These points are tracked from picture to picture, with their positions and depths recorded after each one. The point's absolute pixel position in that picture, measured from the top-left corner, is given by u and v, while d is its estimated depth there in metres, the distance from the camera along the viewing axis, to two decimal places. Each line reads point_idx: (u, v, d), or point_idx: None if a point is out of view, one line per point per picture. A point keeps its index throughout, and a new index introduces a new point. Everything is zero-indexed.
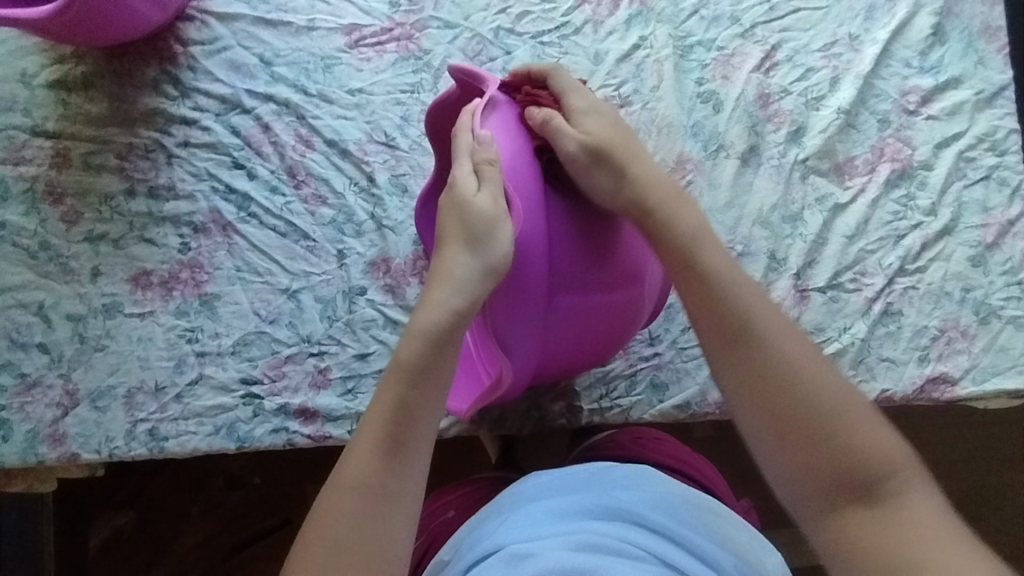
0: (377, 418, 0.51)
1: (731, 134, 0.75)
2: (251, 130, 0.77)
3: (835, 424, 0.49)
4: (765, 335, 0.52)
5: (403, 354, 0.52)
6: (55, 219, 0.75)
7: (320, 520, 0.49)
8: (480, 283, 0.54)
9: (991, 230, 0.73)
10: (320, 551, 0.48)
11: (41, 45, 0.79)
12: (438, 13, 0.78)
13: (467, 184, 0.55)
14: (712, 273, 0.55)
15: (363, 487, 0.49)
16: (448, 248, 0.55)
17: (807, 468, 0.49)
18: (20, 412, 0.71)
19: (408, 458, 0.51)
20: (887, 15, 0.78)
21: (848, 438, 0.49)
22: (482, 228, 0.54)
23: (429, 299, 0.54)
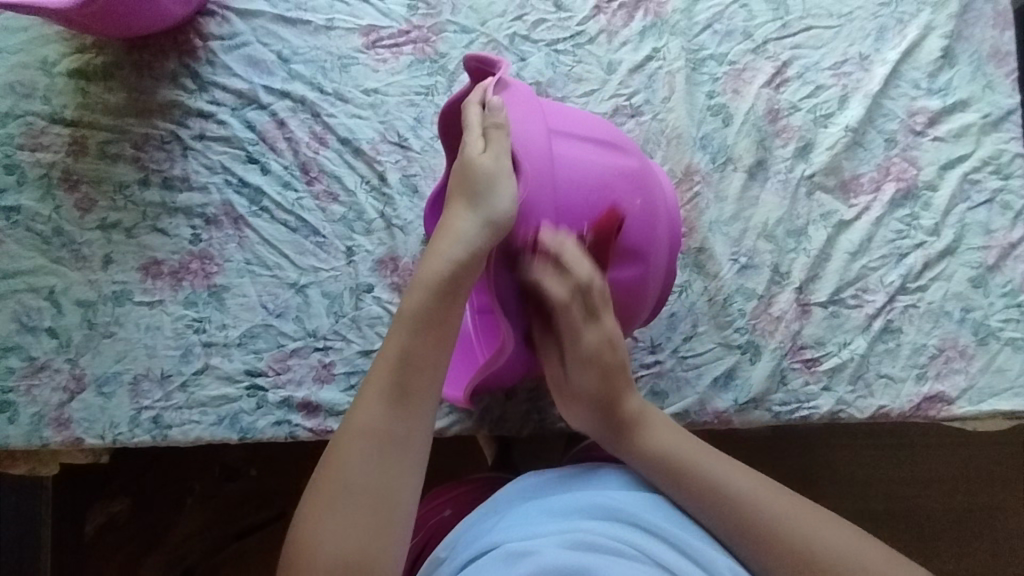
0: (385, 365, 0.54)
1: (739, 148, 0.76)
2: (266, 125, 0.78)
3: (739, 499, 0.56)
4: (672, 446, 0.60)
5: (411, 302, 0.55)
6: (69, 205, 0.76)
7: (333, 458, 0.51)
8: (485, 239, 0.55)
9: (993, 253, 0.74)
10: (333, 487, 0.50)
11: (63, 34, 0.80)
12: (456, 17, 0.79)
13: (475, 148, 0.57)
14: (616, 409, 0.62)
15: (374, 430, 0.52)
16: (455, 208, 0.57)
17: (733, 537, 0.56)
18: (27, 395, 0.72)
19: (417, 402, 0.53)
20: (897, 36, 0.79)
21: (724, 480, 0.58)
22: (485, 188, 0.56)
23: (435, 251, 0.56)
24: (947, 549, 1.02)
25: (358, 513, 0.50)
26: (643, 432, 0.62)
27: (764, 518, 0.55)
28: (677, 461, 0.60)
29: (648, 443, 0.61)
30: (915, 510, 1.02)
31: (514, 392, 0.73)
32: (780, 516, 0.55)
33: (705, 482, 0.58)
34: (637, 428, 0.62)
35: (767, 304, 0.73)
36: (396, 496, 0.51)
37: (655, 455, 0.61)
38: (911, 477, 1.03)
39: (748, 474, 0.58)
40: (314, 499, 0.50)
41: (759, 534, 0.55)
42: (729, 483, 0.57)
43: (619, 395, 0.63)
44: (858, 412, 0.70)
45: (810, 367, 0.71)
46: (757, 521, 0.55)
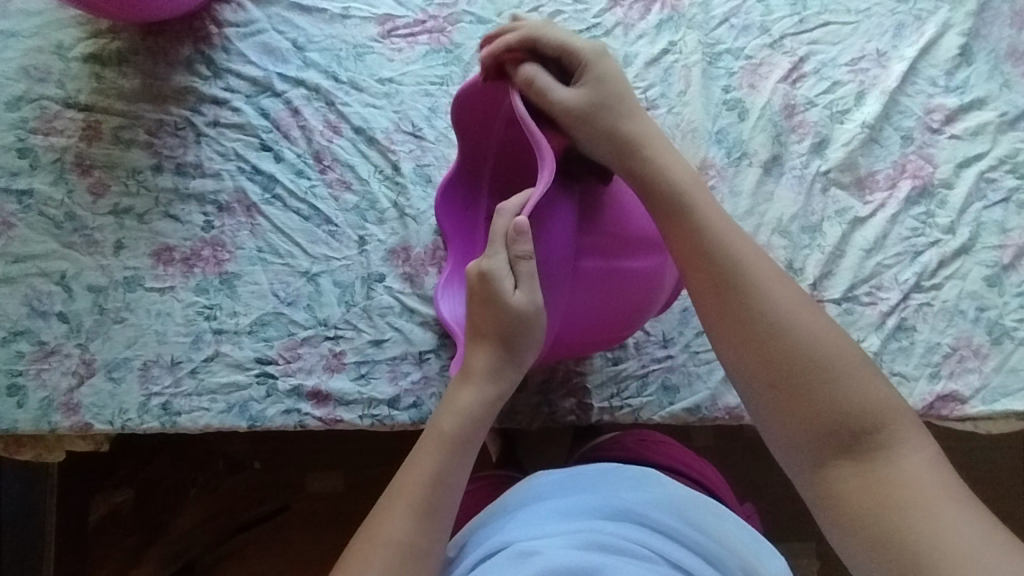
0: (411, 483, 0.56)
1: (754, 143, 0.76)
2: (280, 113, 0.78)
3: (797, 327, 0.54)
4: (745, 258, 0.57)
5: (442, 427, 0.58)
6: (82, 190, 0.76)
7: (381, 521, 0.55)
8: (513, 376, 0.60)
9: (1009, 252, 0.74)
10: (380, 546, 0.53)
11: (79, 19, 0.80)
12: (472, 8, 0.79)
13: (507, 279, 0.58)
14: (722, 252, 0.57)
15: (396, 549, 0.53)
16: (483, 341, 0.60)
17: (769, 370, 0.54)
18: (37, 379, 0.72)
19: (438, 522, 0.55)
20: (915, 33, 0.78)
21: (804, 344, 0.53)
22: (520, 327, 0.58)
23: (470, 382, 0.60)
24: None
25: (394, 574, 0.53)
26: (699, 200, 0.59)
27: (802, 346, 0.54)
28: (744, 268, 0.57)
29: (676, 187, 0.59)
30: None
31: (526, 385, 0.73)
32: (848, 385, 0.52)
33: (779, 341, 0.54)
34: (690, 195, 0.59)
35: None
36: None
37: (734, 284, 0.56)
38: None
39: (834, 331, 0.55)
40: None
41: (788, 359, 0.54)
42: (806, 325, 0.54)
43: (665, 180, 0.60)
44: None
45: None
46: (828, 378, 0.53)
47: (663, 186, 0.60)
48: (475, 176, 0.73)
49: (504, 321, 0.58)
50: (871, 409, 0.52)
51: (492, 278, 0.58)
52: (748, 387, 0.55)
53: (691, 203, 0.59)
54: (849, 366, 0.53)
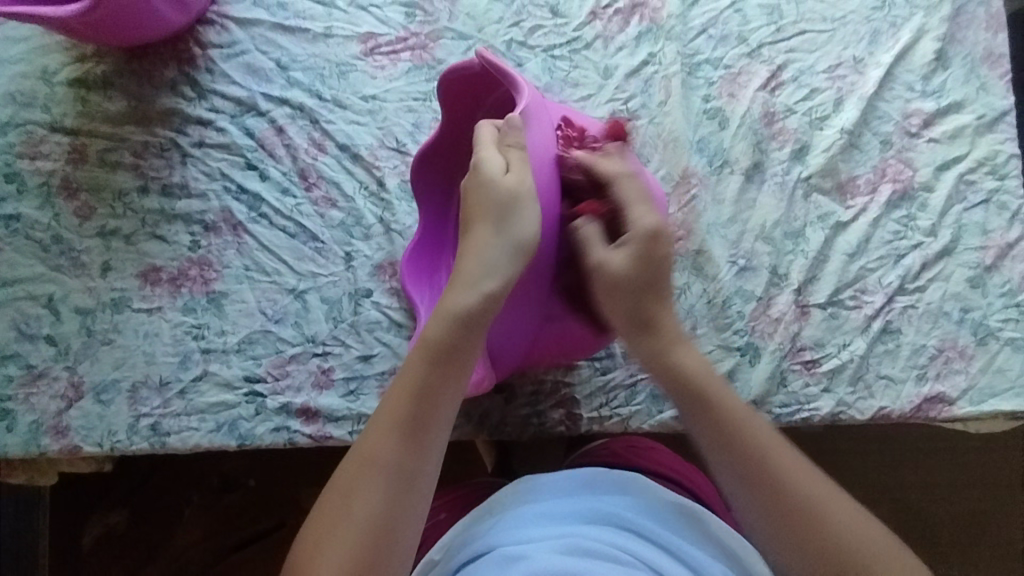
0: (399, 398, 0.55)
1: (735, 151, 0.76)
2: (265, 132, 0.78)
3: (775, 469, 0.55)
4: (728, 408, 0.57)
5: (430, 335, 0.55)
6: (69, 213, 0.76)
7: (377, 440, 0.53)
8: (507, 274, 0.56)
9: (991, 253, 0.74)
10: (377, 467, 0.53)
11: (64, 44, 0.80)
12: (453, 24, 0.80)
13: (497, 164, 0.57)
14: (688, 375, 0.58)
15: (385, 469, 0.53)
16: (478, 228, 0.57)
17: (761, 511, 0.54)
18: (25, 403, 0.72)
19: (429, 440, 0.54)
20: (891, 39, 0.79)
21: (756, 442, 0.56)
22: (512, 208, 0.56)
23: (461, 280, 0.56)
24: (949, 553, 1.01)
25: (394, 489, 0.53)
26: (680, 351, 0.59)
27: (811, 509, 0.53)
28: (728, 425, 0.56)
29: (683, 367, 0.59)
30: (917, 515, 1.02)
31: (515, 396, 0.73)
32: (816, 506, 0.53)
33: (741, 437, 0.56)
34: (673, 343, 0.59)
35: (767, 305, 0.73)
36: (397, 526, 0.52)
37: (689, 377, 0.58)
38: (913, 480, 1.02)
39: (801, 460, 0.55)
40: (317, 523, 0.53)
41: (791, 512, 0.53)
42: (767, 449, 0.55)
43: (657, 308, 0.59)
44: (859, 413, 0.71)
45: (809, 369, 0.71)
46: (790, 496, 0.54)
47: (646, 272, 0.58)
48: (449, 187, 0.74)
49: (493, 209, 0.56)
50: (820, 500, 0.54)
51: (482, 166, 0.57)
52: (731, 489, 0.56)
53: (668, 364, 0.59)
54: (791, 463, 0.55)
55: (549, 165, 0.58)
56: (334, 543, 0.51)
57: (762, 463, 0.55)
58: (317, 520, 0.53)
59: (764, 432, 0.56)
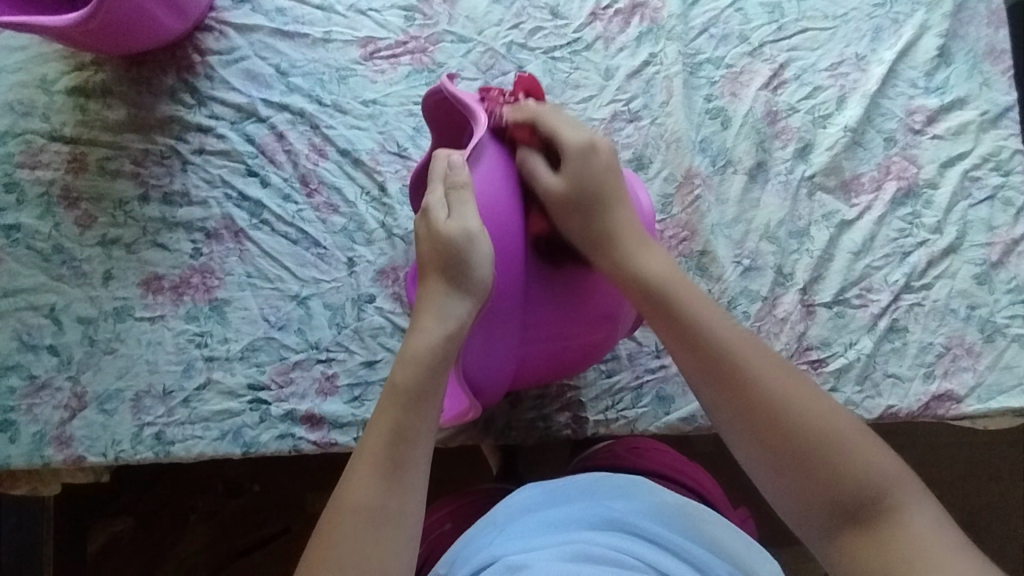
0: (374, 442, 0.53)
1: (738, 150, 0.76)
2: (265, 138, 0.78)
3: (760, 385, 0.54)
4: (697, 314, 0.57)
5: (399, 376, 0.54)
6: (69, 222, 0.76)
7: (349, 487, 0.51)
8: (469, 309, 0.55)
9: (996, 249, 0.74)
10: (352, 510, 0.51)
11: (62, 53, 0.80)
12: (453, 27, 0.79)
13: (444, 210, 0.56)
14: (711, 339, 0.56)
15: (368, 515, 0.50)
16: (431, 277, 0.57)
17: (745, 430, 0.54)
18: (28, 414, 0.71)
19: (410, 477, 0.52)
20: (893, 36, 0.79)
21: (782, 405, 0.53)
22: (462, 255, 0.55)
23: (420, 324, 0.56)
24: None
25: (371, 533, 0.50)
26: (702, 316, 0.57)
27: (850, 473, 0.51)
28: (763, 392, 0.54)
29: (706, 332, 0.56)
30: None
31: (520, 400, 0.73)
32: (857, 466, 0.51)
33: (763, 400, 0.54)
34: (637, 247, 0.60)
35: (772, 305, 0.72)
36: (392, 567, 0.50)
37: (704, 339, 0.56)
38: (921, 479, 1.02)
39: (830, 404, 0.54)
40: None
41: (822, 479, 0.52)
42: (786, 401, 0.54)
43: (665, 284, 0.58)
44: (867, 412, 0.70)
45: (816, 369, 0.71)
46: (779, 414, 0.53)
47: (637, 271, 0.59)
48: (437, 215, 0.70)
49: (444, 251, 0.55)
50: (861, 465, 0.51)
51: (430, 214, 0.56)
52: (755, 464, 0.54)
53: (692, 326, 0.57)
54: (823, 421, 0.53)
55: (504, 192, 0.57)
56: None
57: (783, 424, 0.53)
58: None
59: (793, 381, 0.54)
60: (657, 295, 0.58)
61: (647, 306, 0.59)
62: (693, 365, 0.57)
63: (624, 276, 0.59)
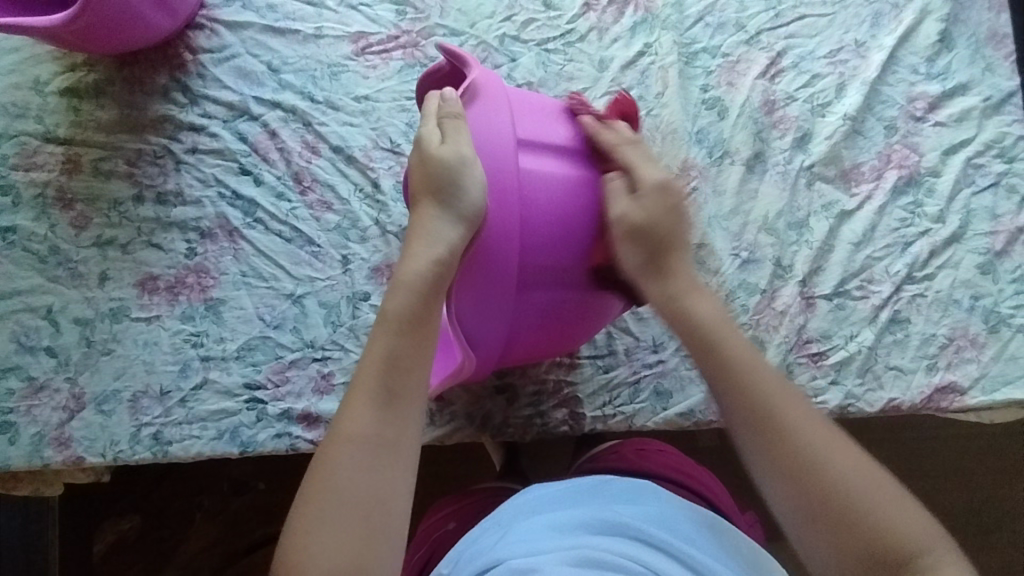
0: (371, 370, 0.53)
1: (736, 141, 0.75)
2: (258, 137, 0.77)
3: (811, 450, 0.51)
4: (752, 366, 0.55)
5: (394, 304, 0.54)
6: (65, 224, 0.76)
7: (346, 416, 0.52)
8: (457, 235, 0.54)
9: (1001, 238, 0.73)
10: (349, 441, 0.50)
11: (54, 53, 0.80)
12: (444, 21, 0.78)
13: (435, 138, 0.56)
14: (709, 330, 0.57)
15: (366, 446, 0.50)
16: (423, 204, 0.56)
17: (799, 489, 0.51)
18: (27, 415, 0.71)
19: (406, 410, 0.52)
20: (893, 21, 0.78)
21: (767, 394, 0.54)
22: (451, 177, 0.54)
23: (412, 250, 0.56)
24: (964, 544, 1.00)
25: (369, 462, 0.50)
26: (697, 300, 0.59)
27: (837, 478, 0.50)
28: (743, 385, 0.55)
29: (705, 321, 0.58)
30: (929, 506, 1.00)
31: (516, 397, 0.72)
32: (850, 479, 0.50)
33: (754, 390, 0.54)
34: (690, 293, 0.59)
35: (771, 298, 0.71)
36: (392, 496, 0.50)
37: (701, 328, 0.57)
38: (926, 472, 1.00)
39: (809, 411, 0.54)
40: (301, 517, 0.49)
41: (815, 484, 0.50)
42: (769, 393, 0.54)
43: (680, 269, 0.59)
44: (868, 405, 0.69)
45: (816, 362, 0.70)
46: (822, 478, 0.50)
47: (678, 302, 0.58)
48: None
49: (434, 176, 0.55)
50: (848, 473, 0.50)
51: (422, 144, 0.56)
52: (750, 450, 0.53)
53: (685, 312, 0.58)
54: (809, 421, 0.53)
55: (499, 121, 0.55)
56: (326, 520, 0.48)
57: (771, 417, 0.53)
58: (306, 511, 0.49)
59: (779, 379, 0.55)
60: (704, 340, 0.57)
61: (694, 349, 0.57)
62: (685, 343, 0.58)
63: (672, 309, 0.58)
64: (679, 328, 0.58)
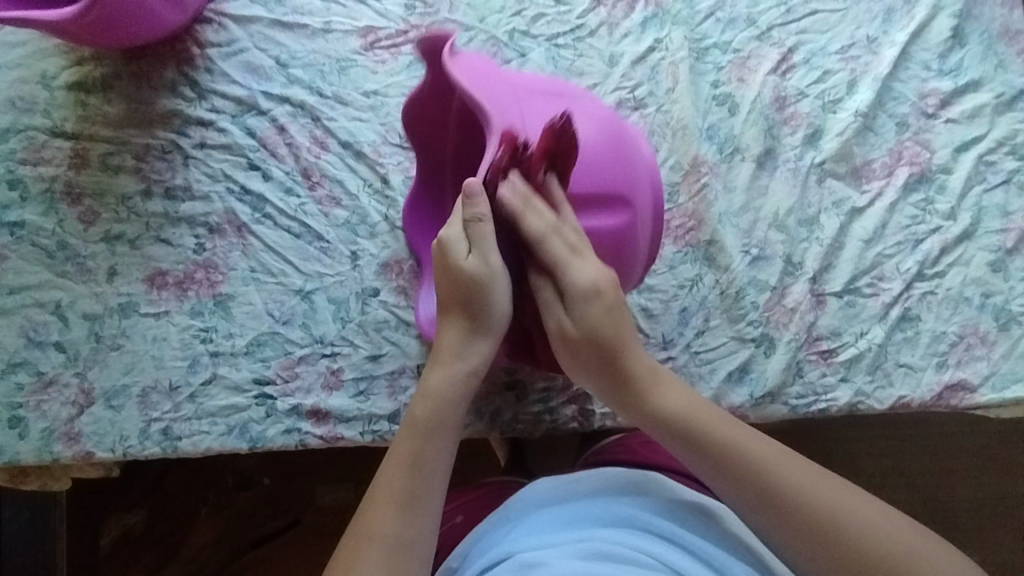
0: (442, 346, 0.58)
1: (746, 137, 0.75)
2: (266, 132, 0.77)
3: (805, 496, 0.50)
4: (733, 446, 0.53)
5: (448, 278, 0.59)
6: (73, 219, 0.76)
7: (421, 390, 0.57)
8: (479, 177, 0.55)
9: (1012, 235, 0.72)
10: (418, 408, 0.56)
11: (61, 47, 0.79)
12: (453, 15, 0.78)
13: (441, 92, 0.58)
14: (692, 418, 0.55)
15: (417, 425, 0.55)
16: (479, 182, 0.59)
17: (792, 539, 0.50)
18: (36, 410, 0.71)
19: (447, 359, 0.58)
20: (905, 17, 0.77)
21: (753, 457, 0.52)
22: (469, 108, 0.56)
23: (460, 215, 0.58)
24: (970, 538, 1.00)
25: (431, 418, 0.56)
26: (661, 392, 0.57)
27: (844, 527, 0.49)
28: (731, 459, 0.52)
29: (675, 410, 0.56)
30: (935, 501, 1.00)
31: (526, 393, 0.72)
32: (860, 526, 0.49)
33: (736, 454, 0.52)
34: (654, 388, 0.57)
35: (781, 295, 0.71)
36: (453, 432, 0.56)
37: (671, 417, 0.56)
38: (930, 467, 1.01)
39: (798, 460, 0.52)
40: (372, 498, 0.53)
41: (834, 549, 0.48)
42: (760, 458, 0.52)
43: (624, 358, 0.58)
44: (878, 403, 0.69)
45: (826, 359, 0.70)
46: (836, 533, 0.49)
47: (670, 423, 0.55)
48: (447, 197, 0.74)
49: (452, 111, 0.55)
50: (857, 522, 0.49)
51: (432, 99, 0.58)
52: (754, 522, 0.52)
53: (657, 415, 0.56)
54: (799, 471, 0.51)
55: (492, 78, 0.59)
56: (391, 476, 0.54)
57: (768, 489, 0.51)
58: (381, 489, 0.53)
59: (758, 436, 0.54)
60: (683, 438, 0.55)
61: (675, 447, 0.55)
62: (662, 441, 0.56)
63: (649, 420, 0.57)
64: (657, 429, 0.56)
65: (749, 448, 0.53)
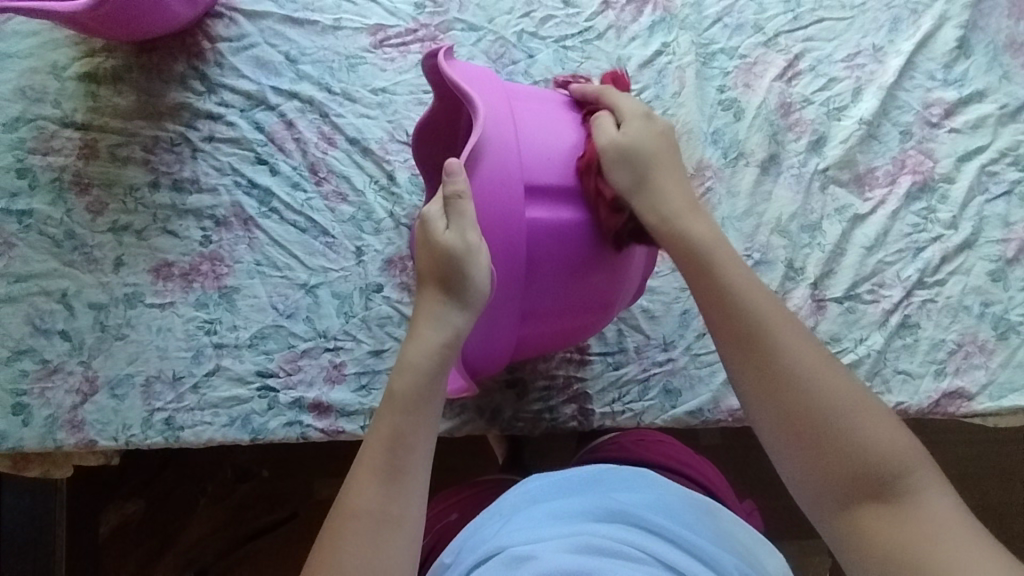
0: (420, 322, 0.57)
1: (751, 142, 0.75)
2: (275, 126, 0.78)
3: (822, 400, 0.52)
4: (751, 296, 0.55)
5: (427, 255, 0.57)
6: (81, 209, 0.76)
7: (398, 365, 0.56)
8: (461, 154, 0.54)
9: (1012, 246, 0.73)
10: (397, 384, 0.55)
11: (73, 38, 0.80)
12: (463, 15, 0.78)
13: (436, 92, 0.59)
14: (724, 268, 0.56)
15: (399, 399, 0.55)
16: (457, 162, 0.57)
17: (787, 419, 0.52)
18: (40, 398, 0.72)
19: (426, 333, 0.56)
20: (912, 27, 0.78)
21: (776, 328, 0.54)
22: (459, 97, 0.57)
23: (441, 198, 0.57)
24: None
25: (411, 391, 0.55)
26: (690, 223, 0.58)
27: (856, 436, 0.51)
28: (758, 324, 0.54)
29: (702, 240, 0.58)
30: None
31: (526, 391, 0.73)
32: (873, 442, 0.51)
33: (753, 318, 0.54)
34: (684, 218, 0.58)
35: (782, 300, 0.72)
36: (430, 405, 0.55)
37: (708, 257, 0.57)
38: None
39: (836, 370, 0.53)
40: (358, 471, 0.53)
41: (840, 453, 0.51)
42: (797, 350, 0.53)
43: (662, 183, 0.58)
44: None
45: None
46: (851, 439, 0.51)
47: (689, 254, 0.57)
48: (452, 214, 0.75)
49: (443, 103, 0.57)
50: (872, 439, 0.51)
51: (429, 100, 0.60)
52: (759, 405, 0.53)
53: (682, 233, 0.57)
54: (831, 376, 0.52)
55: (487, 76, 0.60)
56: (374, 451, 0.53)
57: (806, 386, 0.52)
58: (362, 462, 0.53)
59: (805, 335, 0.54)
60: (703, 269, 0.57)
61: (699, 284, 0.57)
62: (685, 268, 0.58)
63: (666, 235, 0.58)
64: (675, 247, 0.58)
65: (787, 333, 0.54)
